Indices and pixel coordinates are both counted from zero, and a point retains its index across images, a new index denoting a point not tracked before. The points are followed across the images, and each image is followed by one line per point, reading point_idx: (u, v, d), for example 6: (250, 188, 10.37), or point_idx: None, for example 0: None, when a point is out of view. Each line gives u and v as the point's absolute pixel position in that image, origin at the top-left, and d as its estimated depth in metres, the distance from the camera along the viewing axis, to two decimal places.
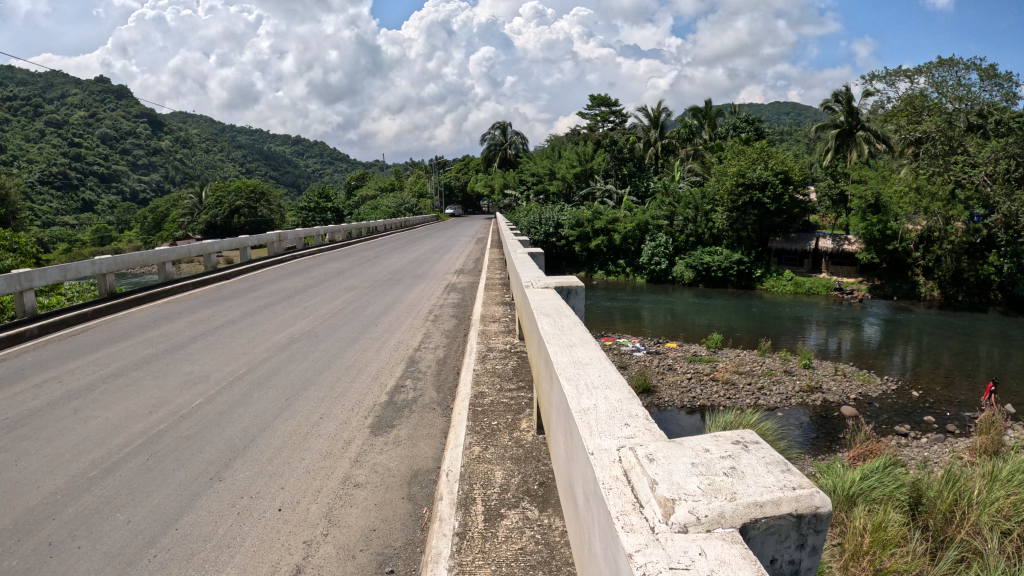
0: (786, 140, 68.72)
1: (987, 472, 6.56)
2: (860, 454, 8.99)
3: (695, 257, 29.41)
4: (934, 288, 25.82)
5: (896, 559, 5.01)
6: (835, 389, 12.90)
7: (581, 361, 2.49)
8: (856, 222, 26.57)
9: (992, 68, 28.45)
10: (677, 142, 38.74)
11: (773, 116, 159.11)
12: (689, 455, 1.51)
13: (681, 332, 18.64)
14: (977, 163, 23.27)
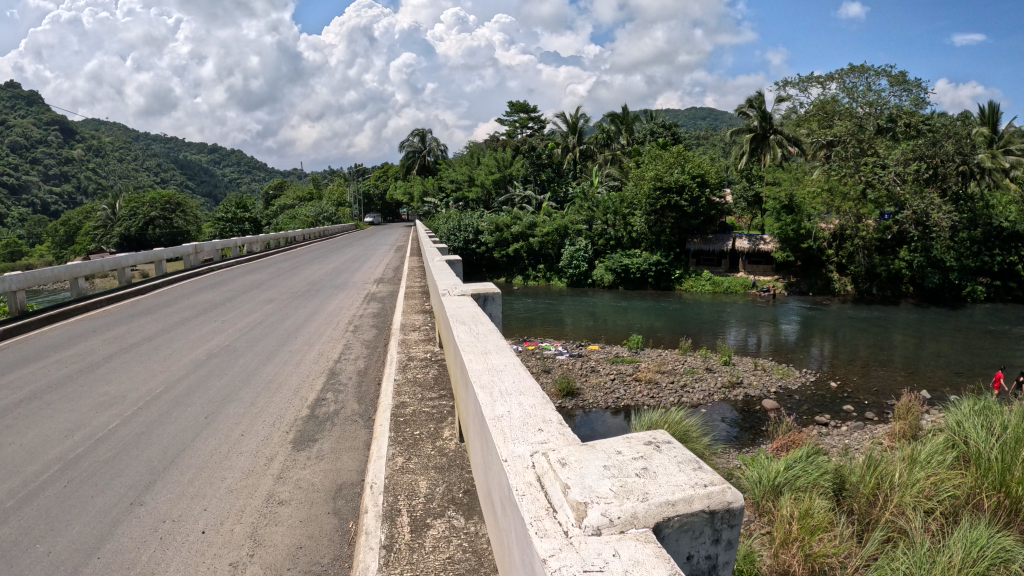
0: (702, 145, 70.64)
1: (906, 456, 6.76)
2: (783, 445, 9.29)
3: (614, 260, 29.98)
4: (848, 283, 27.35)
5: (825, 542, 5.31)
6: (756, 384, 13.34)
7: (495, 369, 2.47)
8: (771, 223, 27.53)
9: (902, 74, 29.91)
10: (595, 147, 39.87)
11: (686, 121, 163.68)
12: (600, 458, 1.52)
13: (603, 334, 18.93)
14: (887, 165, 24.84)
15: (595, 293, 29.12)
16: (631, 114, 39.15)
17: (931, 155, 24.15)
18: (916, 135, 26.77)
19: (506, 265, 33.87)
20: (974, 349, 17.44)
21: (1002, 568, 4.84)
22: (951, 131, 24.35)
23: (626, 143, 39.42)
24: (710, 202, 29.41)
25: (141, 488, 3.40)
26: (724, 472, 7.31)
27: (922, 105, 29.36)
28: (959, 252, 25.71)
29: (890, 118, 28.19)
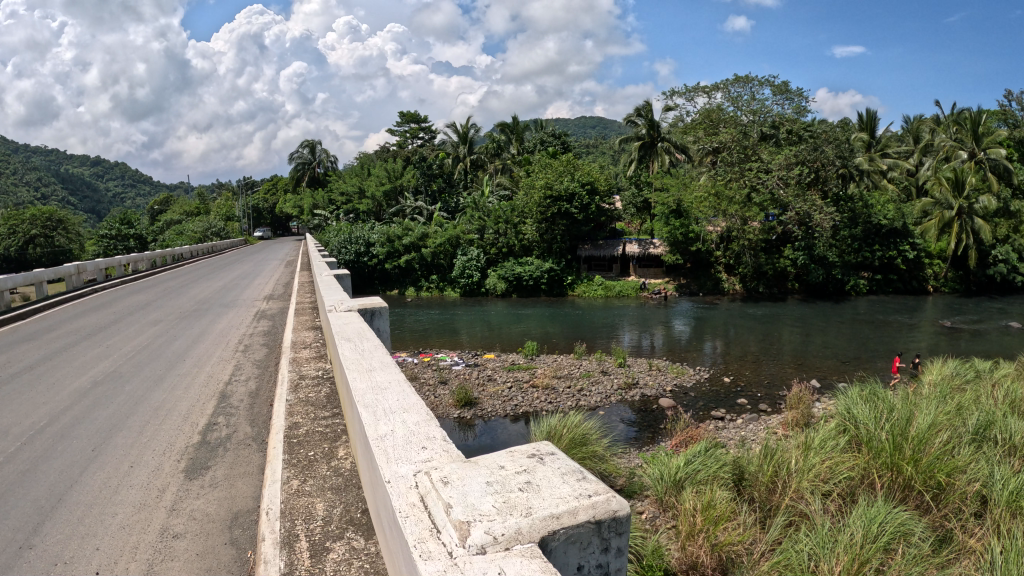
0: (592, 153, 72.50)
1: (801, 443, 6.94)
2: (681, 441, 9.57)
3: (507, 268, 29.56)
4: (736, 283, 28.82)
5: (729, 532, 5.51)
6: (652, 384, 13.71)
7: (380, 387, 2.43)
8: (660, 228, 28.12)
9: (784, 84, 31.55)
10: (485, 156, 40.22)
11: (577, 129, 167.43)
12: (483, 475, 1.50)
13: (498, 342, 18.99)
14: (770, 170, 26.41)
15: (490, 302, 28.51)
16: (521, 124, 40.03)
17: (812, 159, 25.65)
18: (798, 141, 28.34)
19: (398, 277, 32.24)
20: (855, 339, 18.58)
21: (900, 541, 5.07)
22: (831, 137, 25.67)
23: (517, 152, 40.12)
24: (599, 209, 30.25)
25: (26, 530, 3.12)
26: (626, 472, 7.44)
27: (804, 114, 31.06)
28: (841, 249, 28.77)
29: (773, 125, 29.71)
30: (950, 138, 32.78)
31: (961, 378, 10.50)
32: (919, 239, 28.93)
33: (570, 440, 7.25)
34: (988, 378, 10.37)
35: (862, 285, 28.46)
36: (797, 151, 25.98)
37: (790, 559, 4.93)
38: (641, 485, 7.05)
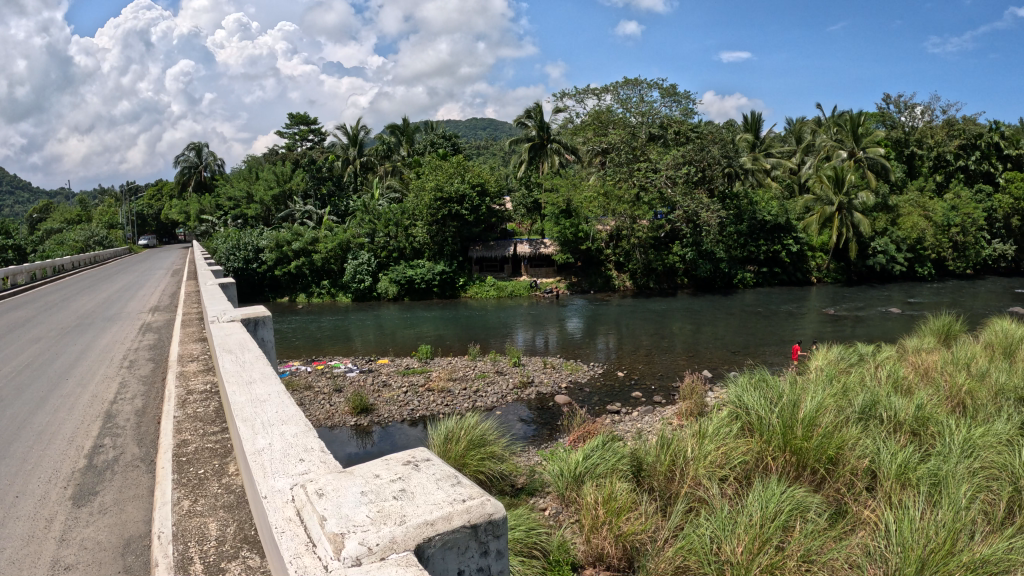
0: (484, 155, 72.78)
1: (695, 431, 7.09)
2: (578, 437, 9.73)
3: (398, 271, 28.20)
4: (626, 279, 29.71)
5: (631, 522, 5.64)
6: (547, 381, 13.89)
7: (254, 406, 3.19)
8: (550, 228, 28.75)
9: (672, 87, 32.58)
10: (376, 159, 40.01)
11: (470, 131, 167.62)
12: (360, 486, 1.82)
13: (392, 347, 18.78)
14: (659, 169, 27.55)
15: (382, 306, 26.77)
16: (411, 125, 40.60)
17: (698, 159, 27.41)
18: (685, 141, 29.56)
19: (289, 283, 29.54)
20: (743, 329, 19.46)
21: (797, 518, 5.32)
22: (715, 137, 27.82)
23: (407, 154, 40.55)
24: (489, 210, 30.08)
25: None
26: (526, 470, 7.56)
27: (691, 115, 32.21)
28: (728, 244, 29.60)
29: (660, 126, 30.42)
30: (830, 138, 34.77)
31: (844, 362, 11.13)
32: (801, 233, 30.87)
33: (468, 443, 7.24)
34: (870, 361, 11.02)
35: (748, 278, 30.01)
36: (683, 151, 27.51)
37: (694, 543, 5.09)
38: (541, 483, 7.14)
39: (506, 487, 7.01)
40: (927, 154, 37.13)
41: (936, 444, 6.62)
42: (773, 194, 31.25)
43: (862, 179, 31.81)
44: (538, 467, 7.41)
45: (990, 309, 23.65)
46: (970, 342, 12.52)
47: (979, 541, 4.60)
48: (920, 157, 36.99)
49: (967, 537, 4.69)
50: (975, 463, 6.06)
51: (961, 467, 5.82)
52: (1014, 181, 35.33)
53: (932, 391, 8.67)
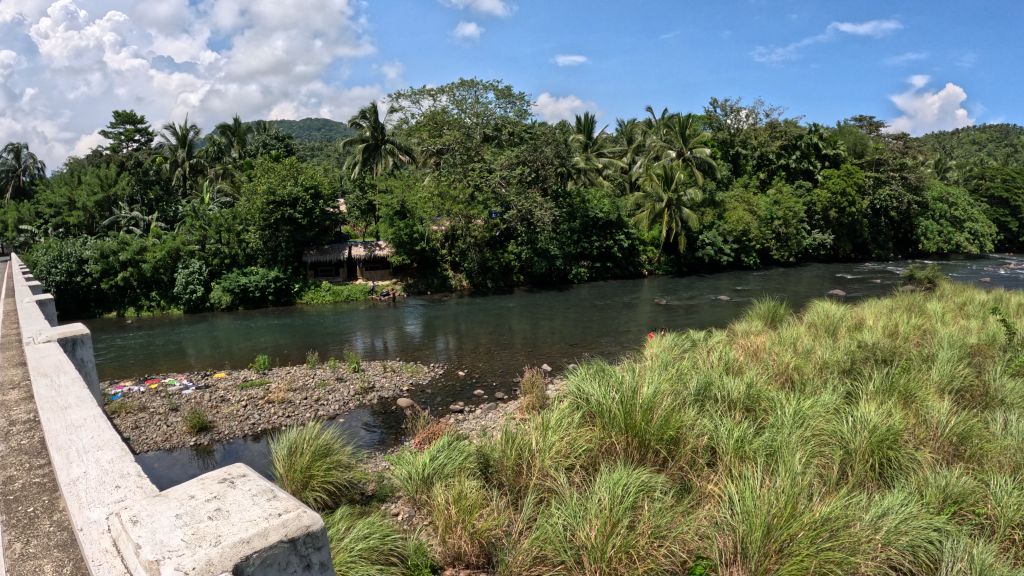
0: (317, 157, 71.17)
1: (539, 423, 7.23)
2: (424, 438, 9.74)
3: (231, 279, 26.44)
4: (462, 279, 29.74)
5: (484, 519, 5.70)
6: (388, 386, 13.72)
7: (73, 430, 3.22)
8: (383, 230, 27.46)
9: (506, 89, 33.15)
10: (206, 161, 39.18)
11: (303, 132, 162.77)
12: (173, 510, 2.14)
13: (227, 359, 17.83)
14: (493, 169, 28.45)
15: (214, 317, 25.13)
16: (243, 126, 39.66)
17: (532, 159, 28.63)
18: (518, 142, 30.75)
19: (118, 296, 27.06)
20: (579, 323, 20.18)
21: (644, 498, 5.59)
22: (548, 139, 28.99)
23: (238, 156, 39.81)
24: (323, 213, 29.28)
25: None
26: (375, 475, 7.54)
27: (525, 117, 33.01)
28: (562, 241, 30.79)
29: (495, 127, 31.42)
30: (660, 138, 36.65)
31: (680, 349, 11.76)
32: (632, 229, 32.54)
33: (313, 454, 6.97)
34: (701, 345, 11.84)
35: (583, 273, 31.32)
36: (516, 152, 28.66)
37: (548, 533, 5.22)
38: (389, 488, 7.14)
39: (356, 495, 6.94)
40: (752, 154, 40.32)
41: (770, 417, 7.18)
42: (604, 193, 33.07)
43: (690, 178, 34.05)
44: (386, 471, 7.47)
45: (811, 293, 25.98)
46: (795, 324, 13.72)
47: (817, 503, 5.02)
48: (745, 155, 40.17)
49: (805, 500, 5.11)
50: (806, 431, 6.65)
51: (794, 437, 6.34)
52: (830, 177, 38.68)
53: (763, 369, 9.43)
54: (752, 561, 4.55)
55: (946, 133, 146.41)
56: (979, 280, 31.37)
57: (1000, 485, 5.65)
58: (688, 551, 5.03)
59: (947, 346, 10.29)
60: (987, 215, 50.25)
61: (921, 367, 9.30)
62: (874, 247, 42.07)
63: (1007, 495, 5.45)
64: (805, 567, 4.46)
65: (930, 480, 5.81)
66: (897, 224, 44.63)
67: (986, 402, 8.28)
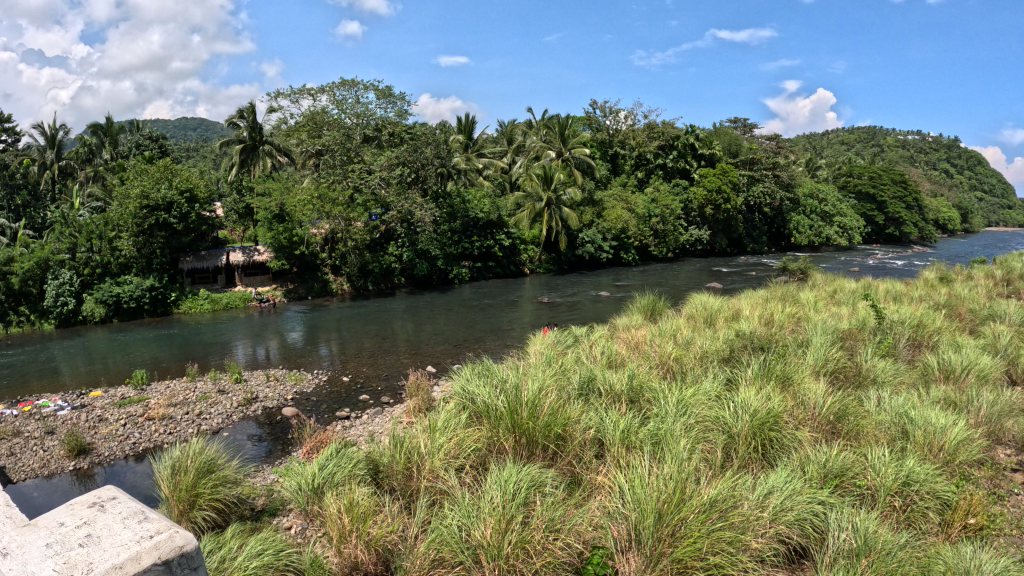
0: (194, 159, 68.16)
1: (427, 425, 7.16)
2: (313, 448, 9.51)
3: (104, 290, 24.53)
4: (343, 282, 28.66)
5: (379, 526, 5.60)
6: (271, 395, 13.26)
7: None
8: (262, 233, 26.37)
9: (386, 89, 32.72)
10: (76, 162, 36.99)
11: (176, 132, 155.14)
12: (45, 542, 2.16)
13: (103, 375, 16.73)
14: (373, 170, 28.03)
15: (89, 330, 23.44)
16: (116, 125, 37.44)
17: (411, 160, 28.87)
18: (398, 143, 30.70)
19: None
20: (461, 323, 20.29)
21: (536, 493, 5.64)
22: (428, 139, 29.09)
23: (110, 157, 36.87)
24: (199, 217, 27.94)
25: None
26: (262, 489, 7.31)
27: (405, 117, 32.59)
28: (442, 242, 30.84)
29: (376, 128, 31.05)
30: (539, 139, 37.51)
31: (562, 345, 11.98)
32: (511, 228, 33.22)
33: (197, 471, 6.59)
34: (583, 341, 12.11)
35: (464, 273, 31.34)
36: (396, 153, 28.55)
37: (444, 535, 5.18)
38: (280, 501, 6.92)
39: (246, 510, 6.71)
40: (630, 154, 41.67)
41: (653, 407, 7.44)
42: (485, 193, 33.26)
43: (570, 177, 35.35)
44: (276, 484, 7.24)
45: (690, 286, 27.19)
46: (675, 316, 14.31)
47: (704, 486, 5.20)
48: (622, 156, 41.61)
49: (692, 485, 5.28)
50: (690, 419, 6.92)
51: (677, 425, 6.60)
52: (706, 176, 40.55)
53: (645, 361, 9.75)
54: (646, 547, 4.67)
55: (818, 135, 155.74)
56: (847, 270, 33.64)
57: (876, 457, 6.12)
58: (583, 542, 5.16)
59: (820, 331, 11.02)
60: (855, 210, 54.03)
61: (798, 351, 9.92)
62: (748, 242, 44.44)
63: (885, 466, 5.94)
64: (698, 547, 4.64)
65: (812, 457, 6.18)
66: (771, 219, 47.27)
67: (858, 381, 9.12)
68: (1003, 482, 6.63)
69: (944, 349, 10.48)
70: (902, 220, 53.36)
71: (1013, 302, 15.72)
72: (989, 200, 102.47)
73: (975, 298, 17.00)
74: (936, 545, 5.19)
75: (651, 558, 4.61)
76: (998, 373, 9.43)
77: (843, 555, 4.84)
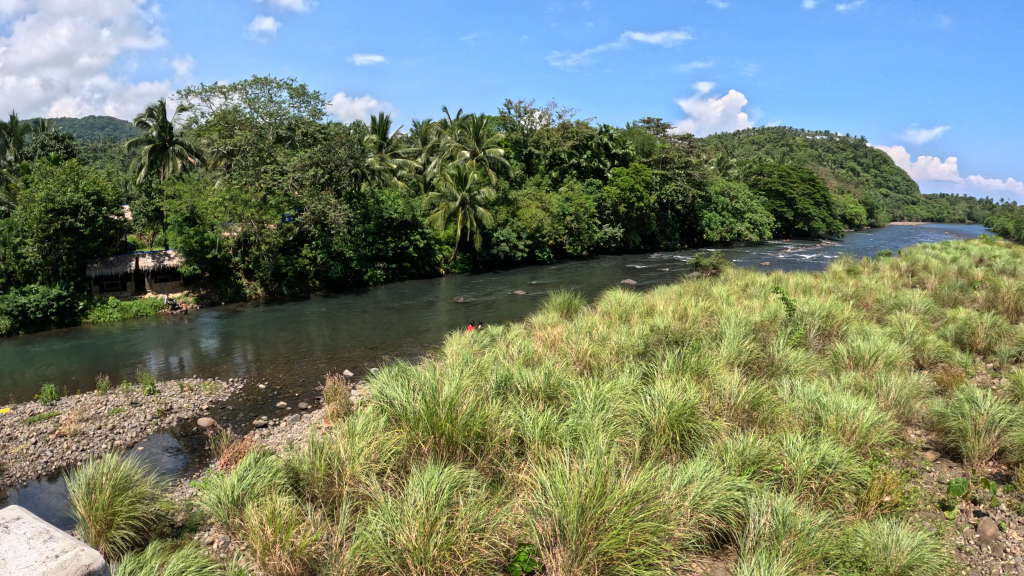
0: (99, 159, 65.06)
1: (345, 430, 7.04)
2: (230, 458, 9.23)
3: (9, 300, 22.64)
4: (257, 287, 27.73)
5: (302, 535, 5.48)
6: (187, 406, 12.78)
7: None
8: (171, 238, 24.64)
9: (300, 88, 31.97)
10: None
11: (78, 132, 147.64)
12: None
13: (7, 391, 15.74)
14: (285, 171, 27.50)
15: None
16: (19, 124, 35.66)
17: (325, 160, 28.47)
18: (312, 143, 30.19)
19: None
20: (379, 326, 20.07)
21: (459, 494, 5.63)
22: (342, 139, 29.10)
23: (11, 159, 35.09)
24: (107, 221, 26.36)
25: None
26: (182, 504, 7.02)
27: (319, 116, 31.98)
28: (356, 243, 30.23)
29: (289, 127, 30.26)
30: (453, 139, 37.78)
31: (479, 344, 11.99)
32: (426, 228, 33.06)
33: (113, 488, 6.28)
34: (499, 340, 12.14)
35: (378, 276, 30.96)
36: (309, 154, 28.06)
37: (369, 541, 5.09)
38: (201, 515, 6.66)
39: (166, 527, 6.45)
40: (544, 154, 41.92)
41: (572, 403, 7.53)
42: (398, 194, 33.22)
43: (484, 177, 35.74)
44: (195, 498, 6.97)
45: (606, 283, 27.77)
46: (591, 313, 14.57)
47: (625, 478, 5.28)
48: (536, 155, 41.84)
49: (613, 478, 5.36)
50: (609, 413, 7.05)
51: (596, 419, 6.72)
52: (619, 175, 41.56)
53: (562, 359, 9.87)
54: (572, 542, 4.72)
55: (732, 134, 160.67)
56: (758, 264, 34.99)
57: (791, 443, 6.38)
58: (509, 540, 5.22)
59: (734, 323, 11.41)
60: (766, 207, 56.29)
61: (711, 344, 10.23)
62: (661, 239, 45.65)
63: (799, 451, 6.20)
64: (624, 538, 4.74)
65: (728, 446, 6.38)
66: (684, 216, 48.60)
67: (772, 370, 9.49)
68: (914, 461, 7.15)
69: (850, 338, 11.03)
70: (811, 216, 56.30)
71: (915, 291, 16.60)
72: (891, 195, 107.84)
73: (880, 289, 17.89)
74: (853, 524, 5.47)
75: (577, 553, 4.67)
76: (903, 359, 9.97)
77: (764, 539, 5.03)
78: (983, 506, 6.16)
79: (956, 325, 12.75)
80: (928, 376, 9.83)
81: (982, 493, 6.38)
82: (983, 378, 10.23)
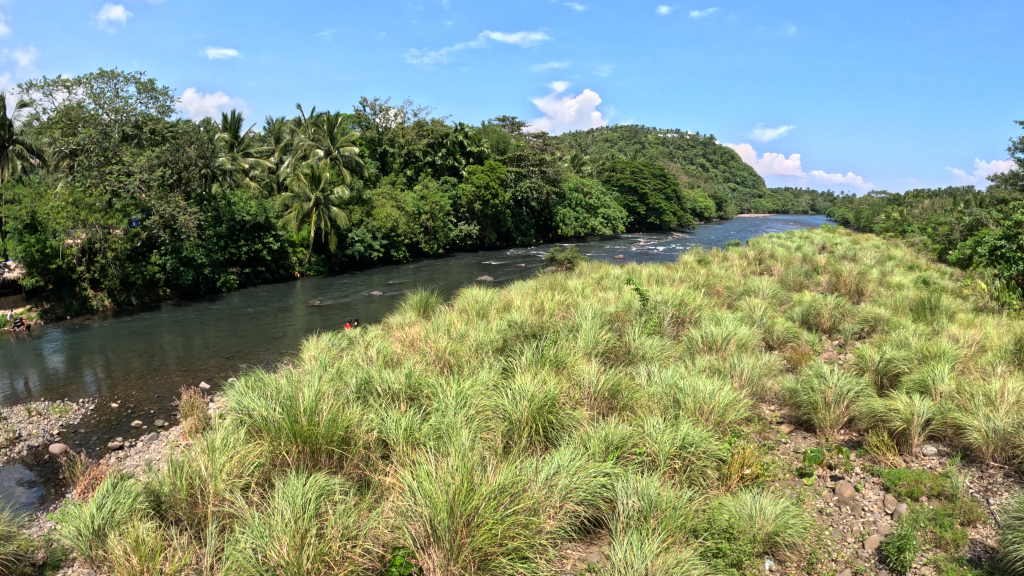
0: None
1: (204, 447, 6.63)
2: (88, 485, 8.55)
3: None
4: (105, 297, 25.58)
5: (168, 561, 5.12)
6: (36, 432, 11.56)
7: None
8: (9, 246, 22.22)
9: (148, 82, 29.92)
10: None
11: None
12: None
13: None
14: (131, 172, 25.66)
15: None
16: None
17: (173, 160, 26.90)
18: (161, 141, 28.44)
19: None
20: (234, 334, 19.13)
21: (325, 502, 5.49)
22: (190, 138, 27.58)
23: None
24: None
25: None
26: (40, 540, 6.35)
27: (168, 113, 30.06)
28: (208, 248, 28.59)
29: (135, 124, 28.14)
30: (306, 138, 37.16)
31: (337, 348, 11.74)
32: (279, 231, 32.05)
33: None
34: (358, 342, 11.93)
35: (232, 281, 29.58)
36: (156, 153, 26.42)
37: (238, 560, 4.84)
38: (63, 550, 6.04)
39: (26, 568, 5.81)
40: (399, 152, 41.35)
41: (433, 402, 7.53)
42: (250, 194, 31.83)
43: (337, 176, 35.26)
44: (55, 532, 6.32)
45: (463, 280, 28.00)
46: (447, 310, 14.62)
47: (490, 474, 5.34)
48: (391, 154, 41.19)
49: (478, 474, 5.40)
50: (470, 410, 7.10)
51: (458, 417, 6.76)
52: (474, 173, 42.11)
53: (420, 358, 9.82)
54: (445, 542, 4.66)
55: (585, 133, 166.28)
56: (612, 257, 36.58)
57: (651, 427, 6.68)
58: (382, 545, 5.13)
59: (589, 315, 11.82)
60: (620, 203, 58.90)
61: (568, 336, 10.52)
62: (517, 235, 46.49)
63: (660, 434, 6.50)
64: (494, 533, 4.79)
65: (590, 434, 6.59)
66: (538, 214, 49.68)
67: (629, 358, 9.91)
68: (770, 434, 7.70)
69: (701, 323, 11.74)
70: (661, 209, 59.99)
71: (763, 278, 17.92)
72: (736, 191, 115.63)
73: (728, 276, 19.14)
74: (719, 497, 5.81)
75: (451, 551, 4.62)
76: (753, 341, 10.72)
77: (633, 519, 5.24)
78: (838, 471, 6.75)
79: (802, 308, 13.88)
80: (779, 355, 10.65)
81: (835, 460, 6.98)
82: (829, 354, 11.23)
